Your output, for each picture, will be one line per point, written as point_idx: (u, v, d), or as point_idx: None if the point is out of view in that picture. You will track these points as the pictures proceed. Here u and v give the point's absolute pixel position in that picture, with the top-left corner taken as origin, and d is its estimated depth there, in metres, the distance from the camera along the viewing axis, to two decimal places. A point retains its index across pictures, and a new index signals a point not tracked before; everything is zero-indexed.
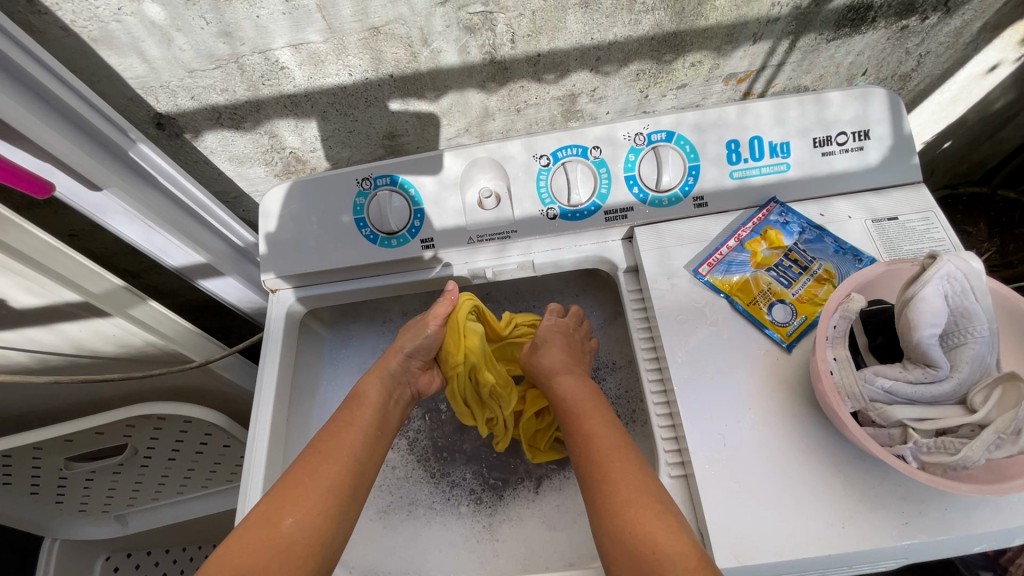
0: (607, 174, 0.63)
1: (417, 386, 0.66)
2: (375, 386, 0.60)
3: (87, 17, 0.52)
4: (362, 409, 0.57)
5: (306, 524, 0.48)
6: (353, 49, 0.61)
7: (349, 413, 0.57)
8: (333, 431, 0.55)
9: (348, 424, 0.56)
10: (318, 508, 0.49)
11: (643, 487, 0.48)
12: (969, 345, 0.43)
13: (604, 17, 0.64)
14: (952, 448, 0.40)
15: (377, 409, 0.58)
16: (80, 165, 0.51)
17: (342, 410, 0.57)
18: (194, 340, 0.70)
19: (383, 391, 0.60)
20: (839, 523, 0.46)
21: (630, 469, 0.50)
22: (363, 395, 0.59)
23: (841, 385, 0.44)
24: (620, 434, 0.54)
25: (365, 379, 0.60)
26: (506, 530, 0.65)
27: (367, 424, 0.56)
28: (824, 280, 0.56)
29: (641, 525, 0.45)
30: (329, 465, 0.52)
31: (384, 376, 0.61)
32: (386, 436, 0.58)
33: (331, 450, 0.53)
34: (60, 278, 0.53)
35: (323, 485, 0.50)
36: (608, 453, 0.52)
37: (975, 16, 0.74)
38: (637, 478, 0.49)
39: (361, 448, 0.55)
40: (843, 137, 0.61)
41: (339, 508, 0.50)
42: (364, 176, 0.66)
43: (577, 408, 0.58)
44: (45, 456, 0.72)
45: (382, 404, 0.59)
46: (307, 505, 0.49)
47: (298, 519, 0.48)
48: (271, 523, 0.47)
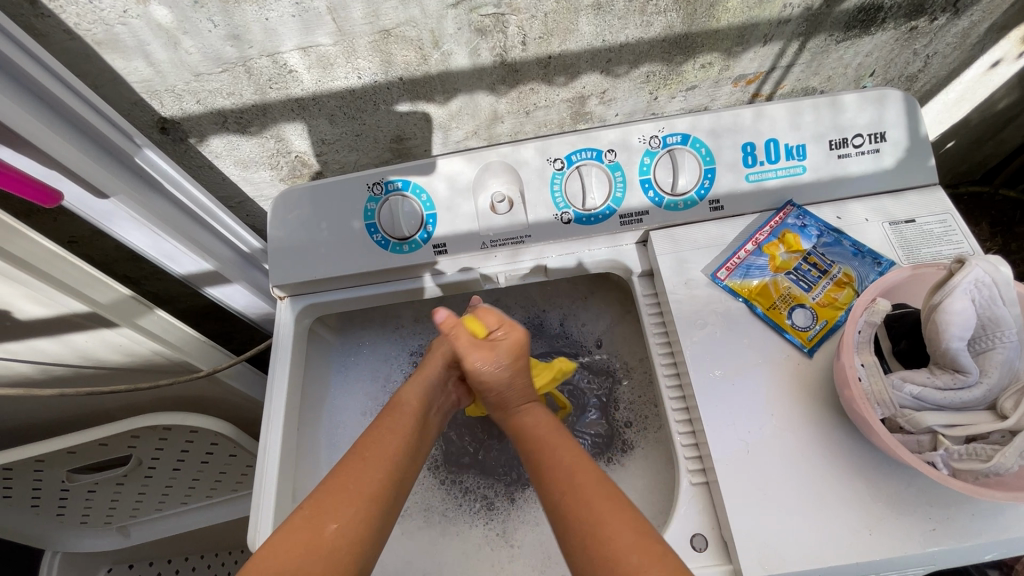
0: (622, 178, 0.62)
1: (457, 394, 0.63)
2: (417, 391, 0.56)
3: (91, 19, 0.51)
4: (405, 413, 0.54)
5: (350, 531, 0.43)
6: (362, 51, 0.60)
7: (394, 416, 0.53)
8: (375, 433, 0.51)
9: (391, 428, 0.52)
10: (362, 514, 0.44)
11: (644, 532, 0.41)
12: (997, 350, 0.43)
13: (617, 19, 0.63)
14: (984, 454, 0.40)
15: (419, 414, 0.55)
16: (85, 172, 0.50)
17: (386, 414, 0.53)
18: (201, 349, 0.69)
19: (424, 398, 0.56)
20: (865, 530, 0.45)
21: (619, 510, 0.43)
22: (404, 400, 0.55)
23: (870, 392, 0.44)
24: (592, 466, 0.47)
25: (409, 386, 0.57)
26: (521, 539, 0.64)
27: (411, 429, 0.52)
28: (844, 284, 0.55)
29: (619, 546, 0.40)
30: (374, 470, 0.47)
31: (429, 379, 0.58)
32: (426, 445, 0.55)
33: (376, 454, 0.49)
34: (67, 289, 0.52)
35: (369, 489, 0.46)
36: (592, 490, 0.44)
37: (983, 17, 0.74)
38: (630, 520, 0.42)
39: (405, 453, 0.51)
40: (859, 140, 0.61)
41: (381, 516, 0.46)
42: (375, 181, 0.65)
43: (536, 426, 0.54)
44: (47, 468, 0.70)
45: (422, 410, 0.55)
46: (351, 511, 0.44)
47: (344, 525, 0.43)
48: (314, 529, 0.42)
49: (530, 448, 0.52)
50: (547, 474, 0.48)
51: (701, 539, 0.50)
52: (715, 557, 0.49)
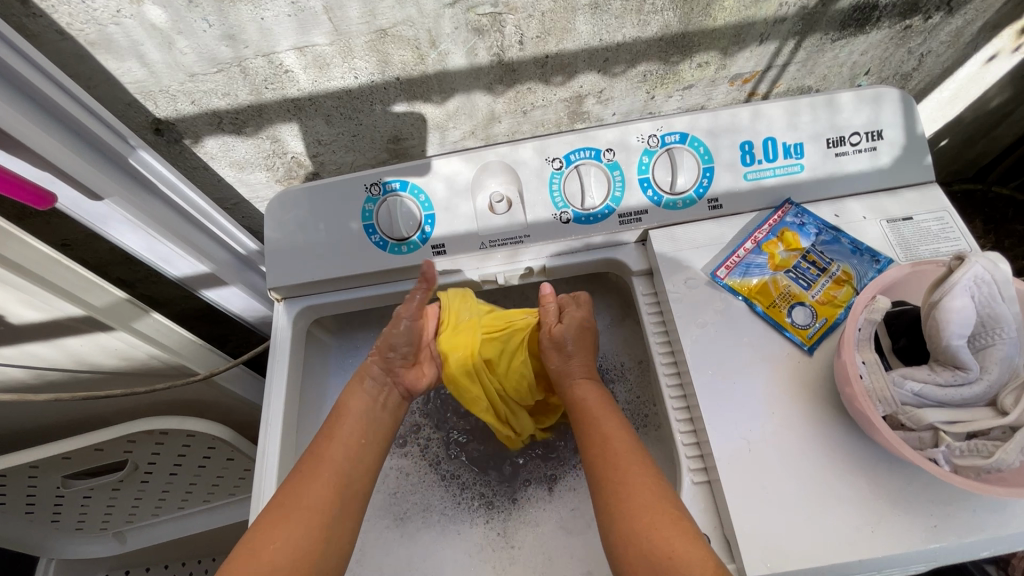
0: (621, 177, 0.62)
1: (406, 386, 0.64)
2: (356, 396, 0.59)
3: (83, 19, 0.50)
4: (344, 420, 0.58)
5: (289, 545, 0.48)
6: (359, 51, 0.60)
7: (331, 427, 0.57)
8: (317, 448, 0.55)
9: (331, 440, 0.56)
10: (300, 529, 0.49)
11: (658, 495, 0.48)
12: (997, 346, 0.43)
13: (614, 18, 0.63)
14: (986, 450, 0.40)
15: (359, 420, 0.58)
16: (81, 175, 0.50)
17: (325, 427, 0.57)
18: (197, 352, 0.68)
19: (364, 401, 0.59)
20: (868, 527, 0.45)
21: (647, 481, 0.49)
22: (345, 407, 0.59)
23: (871, 390, 0.44)
24: (634, 440, 0.54)
25: (348, 393, 0.60)
26: (521, 539, 0.64)
27: (349, 437, 0.56)
28: (843, 282, 0.56)
29: (656, 531, 0.45)
30: (310, 484, 0.52)
31: (364, 383, 0.61)
32: (373, 445, 0.58)
33: (312, 468, 0.53)
34: (61, 292, 0.51)
35: (304, 504, 0.50)
36: (621, 459, 0.52)
37: (976, 16, 0.75)
38: (650, 484, 0.49)
39: (345, 460, 0.55)
40: (856, 138, 0.61)
41: (322, 525, 0.50)
42: (373, 182, 0.65)
43: (595, 408, 0.58)
44: (41, 474, 0.69)
45: (363, 413, 0.59)
46: (287, 527, 0.49)
47: (282, 541, 0.48)
48: (254, 549, 0.47)
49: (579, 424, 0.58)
50: (591, 441, 0.55)
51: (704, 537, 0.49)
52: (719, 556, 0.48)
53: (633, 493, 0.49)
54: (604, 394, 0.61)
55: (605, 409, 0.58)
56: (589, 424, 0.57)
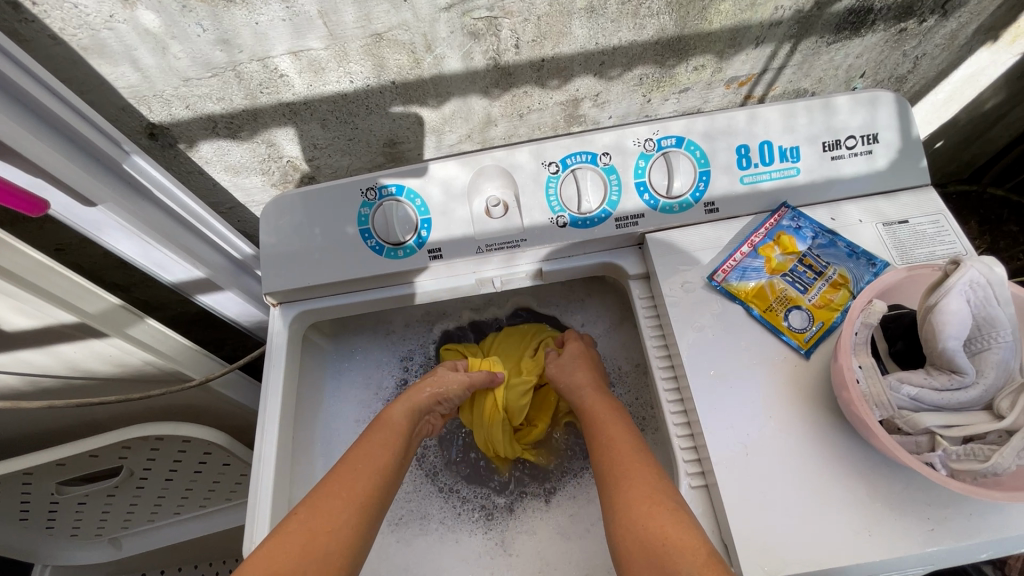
0: (617, 181, 0.62)
1: (431, 427, 0.66)
2: (403, 411, 0.61)
3: (76, 24, 0.50)
4: (391, 430, 0.58)
5: (344, 537, 0.48)
6: (354, 56, 0.60)
7: (380, 434, 0.57)
8: (365, 447, 0.55)
9: (377, 442, 0.56)
10: (354, 520, 0.49)
11: (657, 486, 0.48)
12: (993, 350, 0.43)
13: (609, 22, 0.63)
14: (982, 455, 0.40)
15: (405, 433, 0.59)
16: (73, 181, 0.49)
17: (370, 433, 0.58)
18: (193, 358, 0.68)
19: (409, 416, 0.61)
20: (865, 531, 0.45)
21: (645, 473, 0.50)
22: (390, 419, 0.59)
23: (868, 394, 0.44)
24: (635, 437, 0.55)
25: (394, 406, 0.61)
26: (519, 548, 0.64)
27: (397, 446, 0.57)
28: (839, 285, 0.56)
29: (653, 521, 0.45)
30: (363, 479, 0.52)
31: (413, 406, 0.62)
32: (408, 458, 0.59)
33: (365, 467, 0.53)
34: (54, 299, 0.51)
35: (359, 499, 0.51)
36: (626, 454, 0.52)
37: (970, 19, 0.75)
38: (651, 476, 0.49)
39: (392, 470, 0.56)
40: (852, 141, 0.61)
41: (369, 522, 0.51)
42: (369, 187, 0.65)
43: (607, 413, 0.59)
44: (35, 481, 0.69)
45: (409, 429, 0.60)
46: (342, 519, 0.49)
47: (338, 531, 0.48)
48: (312, 535, 0.47)
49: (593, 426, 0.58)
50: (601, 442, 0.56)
51: None
52: None
53: (632, 485, 0.49)
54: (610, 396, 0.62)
55: (620, 412, 0.59)
56: (605, 425, 0.57)
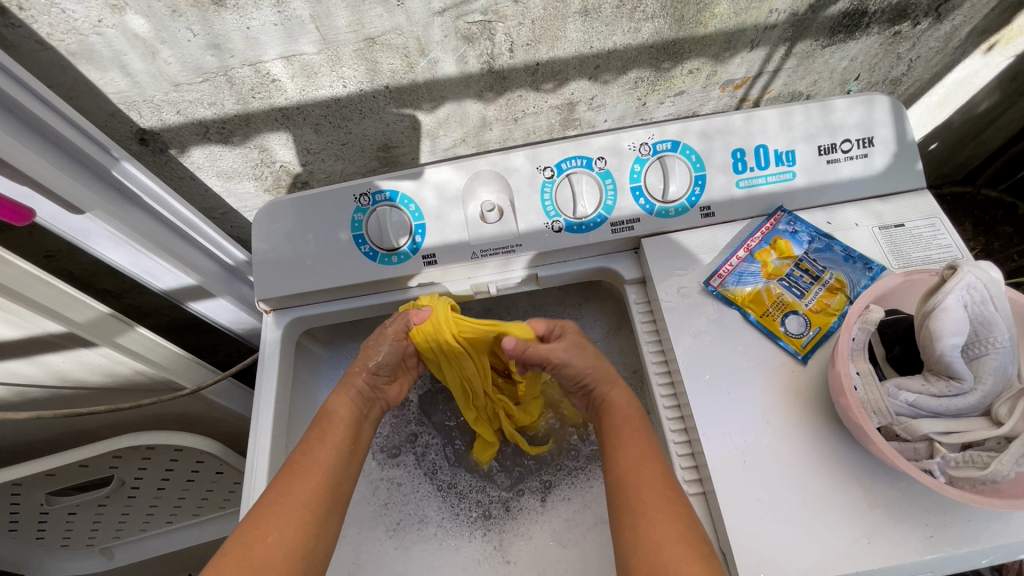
0: (612, 185, 0.62)
1: (384, 399, 0.64)
2: (344, 403, 0.59)
3: (64, 29, 0.49)
4: (333, 426, 0.56)
5: (284, 542, 0.47)
6: (348, 60, 0.59)
7: (321, 431, 0.56)
8: (308, 449, 0.54)
9: (318, 441, 0.55)
10: (297, 526, 0.48)
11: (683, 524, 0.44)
12: (991, 355, 0.43)
13: (604, 25, 0.62)
14: (981, 462, 0.40)
15: (348, 427, 0.57)
16: (60, 188, 0.48)
17: (312, 431, 0.56)
18: (185, 366, 0.67)
19: (353, 409, 0.59)
20: (864, 538, 0.45)
21: (668, 503, 0.46)
22: (333, 414, 0.57)
23: (866, 401, 0.44)
24: (657, 454, 0.51)
25: (334, 399, 0.59)
26: (517, 554, 0.63)
27: (340, 440, 0.56)
28: (836, 290, 0.55)
29: (676, 555, 0.42)
30: (304, 482, 0.51)
31: (352, 394, 0.60)
32: (360, 452, 0.58)
33: (306, 467, 0.52)
34: (42, 308, 0.50)
35: (300, 500, 0.50)
36: (636, 471, 0.49)
37: (964, 22, 0.75)
38: (673, 511, 0.46)
39: (338, 468, 0.54)
40: (847, 144, 0.61)
41: (314, 521, 0.50)
42: (362, 192, 0.64)
43: (624, 413, 0.56)
44: (24, 492, 0.68)
45: (353, 421, 0.58)
46: (284, 526, 0.48)
47: (277, 537, 0.47)
48: (248, 544, 0.46)
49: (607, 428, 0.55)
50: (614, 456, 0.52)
51: None
52: None
53: (649, 512, 0.46)
54: (632, 398, 0.58)
55: (638, 416, 0.55)
56: (625, 437, 0.53)
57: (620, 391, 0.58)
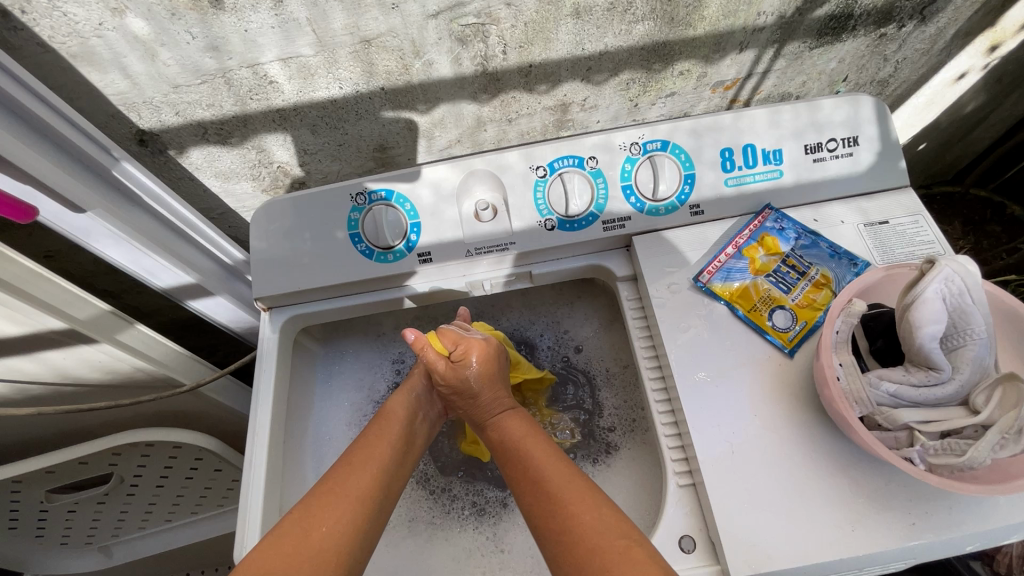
0: (604, 184, 0.63)
1: (440, 408, 0.66)
2: (402, 405, 0.61)
3: (65, 32, 0.50)
4: (390, 424, 0.58)
5: (340, 532, 0.46)
6: (344, 62, 0.60)
7: (378, 429, 0.57)
8: (364, 444, 0.55)
9: (372, 438, 0.55)
10: (352, 516, 0.48)
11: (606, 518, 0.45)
12: (968, 346, 0.44)
13: (595, 27, 0.64)
14: (959, 449, 0.41)
15: (404, 426, 0.59)
16: (62, 187, 0.49)
17: (370, 428, 0.57)
18: (184, 363, 0.68)
19: (409, 411, 0.61)
20: (848, 525, 0.46)
21: (592, 511, 0.46)
22: (391, 413, 0.59)
23: (849, 391, 0.45)
24: (562, 457, 0.53)
25: (392, 400, 0.61)
26: (512, 542, 0.64)
27: (394, 440, 0.56)
28: (822, 285, 0.57)
29: (615, 568, 0.41)
30: (360, 475, 0.51)
31: (410, 396, 0.62)
32: (411, 455, 0.58)
33: (362, 461, 0.53)
34: (44, 305, 0.51)
35: (354, 492, 0.49)
36: (562, 486, 0.49)
37: (948, 24, 0.77)
38: (598, 508, 0.46)
39: (392, 465, 0.54)
40: (833, 143, 0.63)
41: (367, 515, 0.49)
42: (358, 192, 0.65)
43: (523, 433, 0.57)
44: (24, 489, 0.68)
45: (408, 423, 0.59)
46: (340, 515, 0.47)
47: (332, 527, 0.46)
48: (306, 530, 0.45)
49: (507, 451, 0.56)
50: (525, 460, 0.53)
51: (689, 540, 0.50)
52: (703, 558, 0.49)
53: (581, 528, 0.45)
54: (529, 421, 0.59)
55: (537, 433, 0.57)
56: (529, 444, 0.55)
57: (514, 418, 0.60)
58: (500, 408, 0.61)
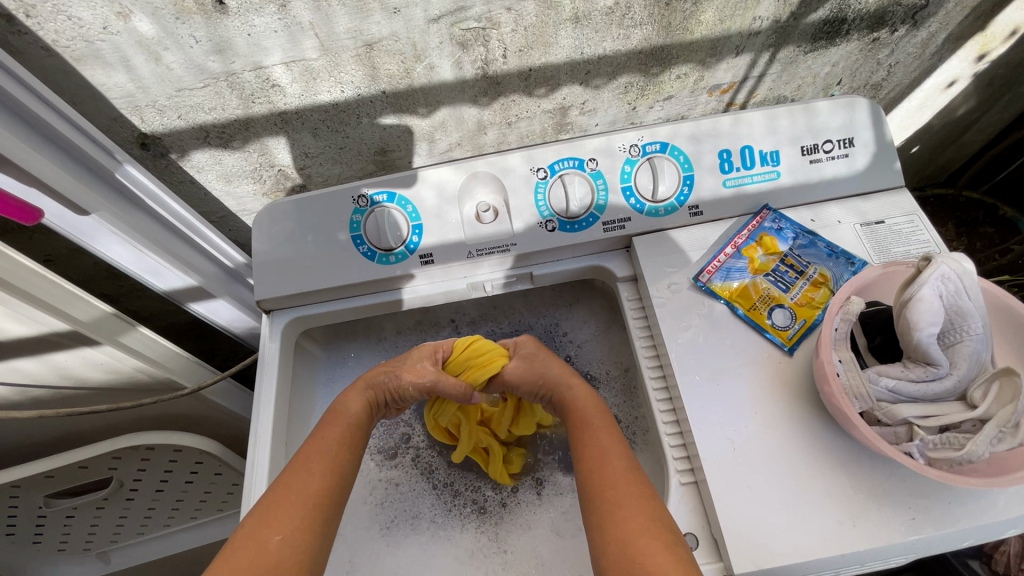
0: (604, 185, 0.64)
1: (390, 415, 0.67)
2: (356, 401, 0.60)
3: (70, 36, 0.50)
4: (341, 422, 0.57)
5: (294, 541, 0.46)
6: (347, 65, 0.61)
7: (329, 427, 0.56)
8: (312, 445, 0.54)
9: (326, 437, 0.55)
10: (305, 523, 0.47)
11: (648, 510, 0.46)
12: (965, 342, 0.45)
13: (594, 32, 0.65)
14: (957, 443, 0.42)
15: (358, 423, 0.58)
16: (64, 188, 0.50)
17: (321, 427, 0.57)
18: (185, 365, 0.68)
19: (362, 406, 0.60)
20: (849, 521, 0.47)
21: (640, 501, 0.47)
22: (343, 410, 0.59)
23: (848, 387, 0.46)
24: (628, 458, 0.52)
25: (347, 396, 0.60)
26: (514, 543, 0.64)
27: (348, 437, 0.56)
28: (820, 284, 0.58)
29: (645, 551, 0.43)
30: (313, 478, 0.51)
31: (368, 394, 0.61)
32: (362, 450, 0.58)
33: (315, 461, 0.52)
34: (47, 306, 0.51)
35: (310, 498, 0.49)
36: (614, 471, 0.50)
37: (940, 28, 0.78)
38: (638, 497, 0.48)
39: (344, 465, 0.54)
40: (829, 145, 0.64)
41: (320, 521, 0.49)
42: (361, 194, 0.66)
43: (588, 407, 0.58)
44: (22, 494, 0.67)
45: (360, 419, 0.59)
46: (293, 520, 0.47)
47: (287, 536, 0.46)
48: (258, 541, 0.45)
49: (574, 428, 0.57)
50: (586, 452, 0.54)
51: (692, 537, 0.50)
52: (706, 555, 0.49)
53: (622, 510, 0.47)
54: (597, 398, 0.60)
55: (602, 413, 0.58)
56: (593, 439, 0.54)
57: (578, 390, 0.61)
58: (564, 376, 0.62)
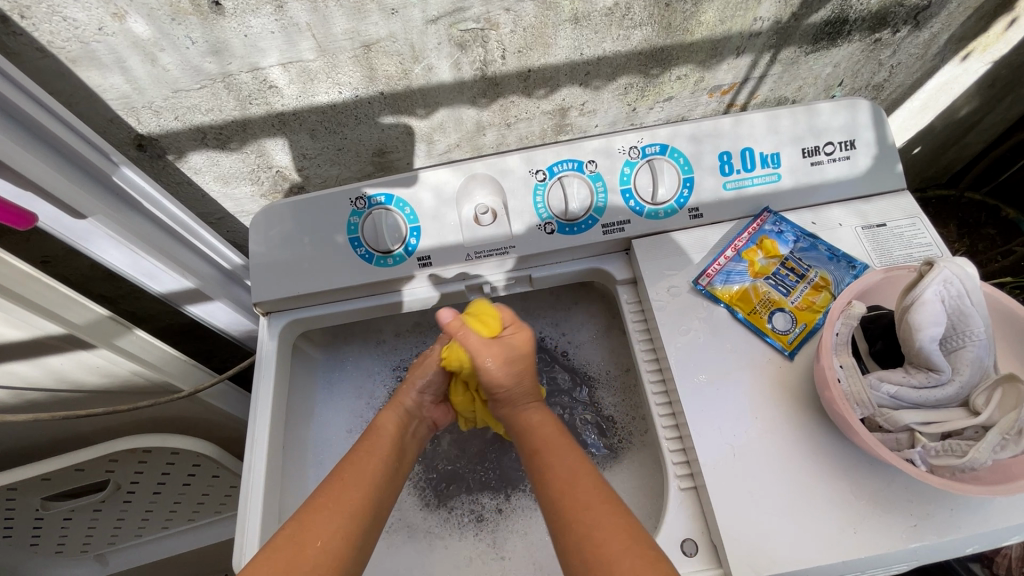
0: (603, 187, 0.63)
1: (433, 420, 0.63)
2: (393, 420, 0.58)
3: (65, 37, 0.50)
4: (381, 438, 0.56)
5: (332, 548, 0.45)
6: (345, 66, 0.60)
7: (369, 442, 0.55)
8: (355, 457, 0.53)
9: (367, 451, 0.54)
10: (344, 532, 0.47)
11: (633, 535, 0.44)
12: (968, 347, 0.45)
13: (594, 33, 0.64)
14: (960, 450, 0.42)
15: (395, 439, 0.57)
16: (60, 191, 0.49)
17: (361, 441, 0.56)
18: (181, 368, 0.68)
19: (399, 425, 0.58)
20: (850, 527, 0.46)
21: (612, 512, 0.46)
22: (381, 427, 0.58)
23: (850, 393, 0.45)
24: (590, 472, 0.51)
25: (383, 413, 0.59)
26: (510, 548, 0.64)
27: (387, 454, 0.55)
28: (821, 288, 0.57)
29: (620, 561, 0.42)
30: (353, 490, 0.50)
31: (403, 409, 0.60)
32: (400, 476, 0.56)
33: (354, 473, 0.51)
34: (41, 310, 0.51)
35: (349, 508, 0.48)
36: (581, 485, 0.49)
37: (942, 29, 0.78)
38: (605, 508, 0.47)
39: (383, 479, 0.53)
40: (830, 147, 0.63)
41: (359, 532, 0.48)
42: (358, 196, 0.65)
43: (546, 427, 0.57)
44: (19, 497, 0.67)
45: (399, 437, 0.58)
46: (331, 528, 0.47)
47: (326, 541, 0.46)
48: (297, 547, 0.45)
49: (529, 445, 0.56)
50: (541, 470, 0.52)
51: (691, 543, 0.50)
52: (705, 562, 0.49)
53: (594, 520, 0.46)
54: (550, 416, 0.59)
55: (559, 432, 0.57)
56: (554, 454, 0.53)
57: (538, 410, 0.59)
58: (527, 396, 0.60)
